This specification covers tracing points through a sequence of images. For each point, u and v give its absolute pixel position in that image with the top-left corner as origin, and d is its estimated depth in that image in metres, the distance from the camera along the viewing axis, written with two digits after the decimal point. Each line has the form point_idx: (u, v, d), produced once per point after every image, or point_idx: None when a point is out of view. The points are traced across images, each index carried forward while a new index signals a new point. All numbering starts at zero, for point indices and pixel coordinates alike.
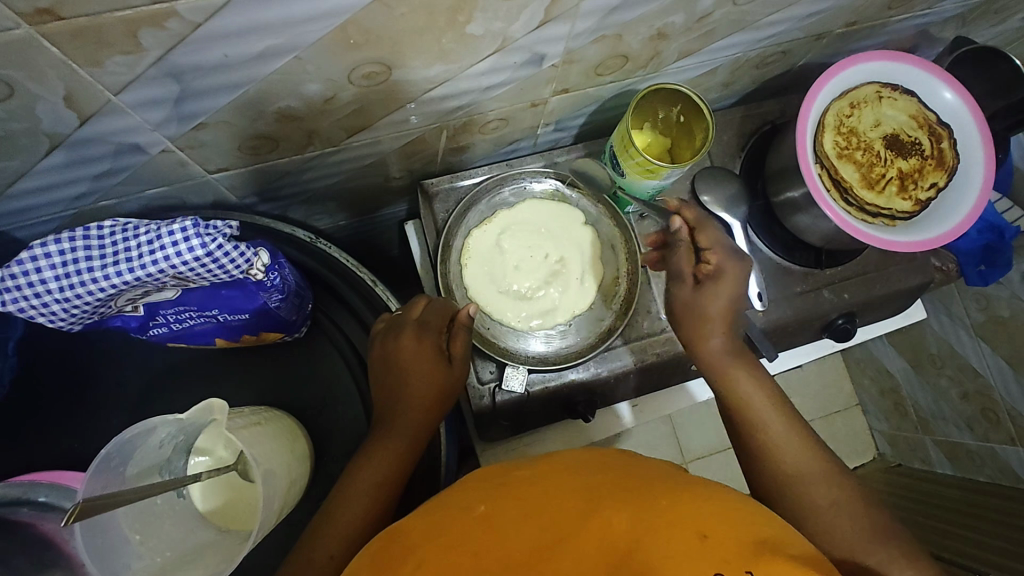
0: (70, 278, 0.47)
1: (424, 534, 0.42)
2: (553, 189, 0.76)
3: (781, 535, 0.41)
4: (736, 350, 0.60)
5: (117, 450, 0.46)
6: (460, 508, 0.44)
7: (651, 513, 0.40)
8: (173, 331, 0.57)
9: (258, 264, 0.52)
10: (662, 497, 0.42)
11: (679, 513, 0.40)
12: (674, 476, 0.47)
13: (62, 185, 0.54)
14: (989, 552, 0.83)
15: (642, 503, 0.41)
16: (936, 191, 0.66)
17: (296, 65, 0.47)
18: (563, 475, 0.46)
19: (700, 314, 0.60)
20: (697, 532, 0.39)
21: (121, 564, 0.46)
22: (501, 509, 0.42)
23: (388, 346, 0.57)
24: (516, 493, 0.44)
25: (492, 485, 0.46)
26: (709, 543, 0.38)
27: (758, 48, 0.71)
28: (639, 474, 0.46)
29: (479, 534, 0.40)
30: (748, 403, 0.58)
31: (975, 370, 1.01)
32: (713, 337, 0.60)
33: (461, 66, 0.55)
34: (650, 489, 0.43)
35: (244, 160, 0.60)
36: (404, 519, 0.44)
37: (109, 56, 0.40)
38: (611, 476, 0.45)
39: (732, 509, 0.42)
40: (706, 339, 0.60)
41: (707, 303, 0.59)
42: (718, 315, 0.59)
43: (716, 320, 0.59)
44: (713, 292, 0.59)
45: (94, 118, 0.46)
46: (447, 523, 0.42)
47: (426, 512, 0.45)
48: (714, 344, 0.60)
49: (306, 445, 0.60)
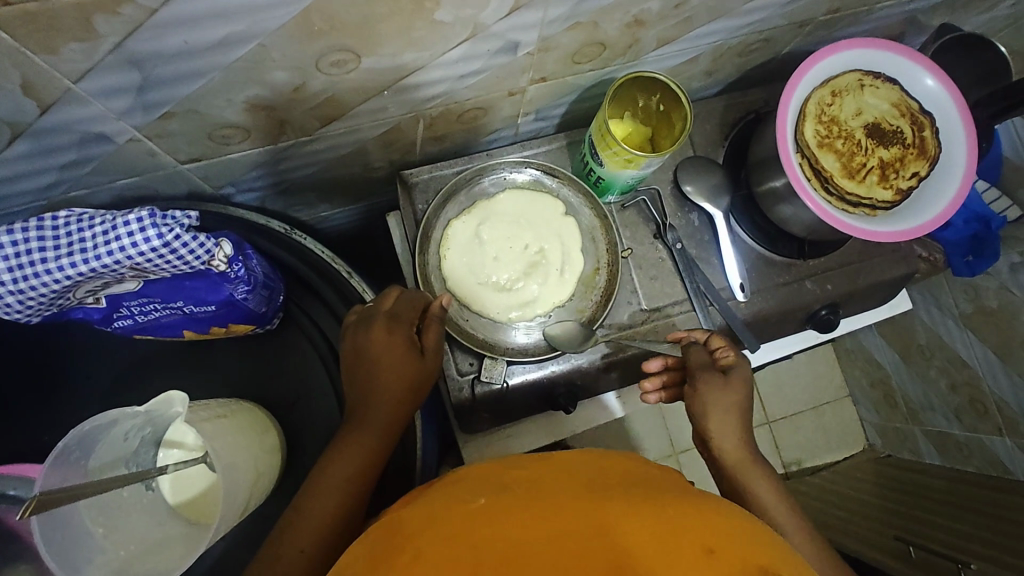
0: (23, 270, 0.46)
1: (420, 524, 0.42)
2: (532, 179, 0.75)
3: (782, 557, 0.39)
4: (749, 445, 0.61)
5: (76, 443, 0.46)
6: (459, 502, 0.44)
7: (655, 520, 0.39)
8: (139, 323, 0.57)
9: (219, 255, 0.52)
10: (668, 506, 0.41)
11: (681, 525, 0.39)
12: (678, 490, 0.46)
13: (28, 175, 0.53)
14: (975, 543, 0.83)
15: (645, 509, 0.41)
16: (917, 180, 0.65)
17: (260, 53, 0.46)
18: (564, 477, 0.46)
19: (727, 406, 0.61)
20: (702, 546, 0.38)
21: (81, 558, 0.46)
22: (499, 505, 0.42)
23: (360, 338, 0.56)
24: (516, 493, 0.44)
25: (494, 486, 0.46)
26: (714, 559, 0.37)
27: (738, 36, 0.70)
28: (643, 484, 0.46)
29: (475, 526, 0.40)
30: (767, 506, 0.57)
31: (963, 361, 1.01)
32: (732, 432, 0.61)
33: (433, 54, 0.54)
34: (654, 500, 0.42)
35: (217, 149, 0.59)
36: (403, 512, 0.45)
37: (64, 43, 0.39)
38: (615, 481, 0.45)
39: (738, 527, 0.40)
40: (728, 433, 0.60)
41: (735, 391, 0.62)
42: (738, 411, 0.61)
43: (738, 411, 0.61)
44: (737, 379, 0.63)
45: (55, 107, 0.46)
46: (445, 516, 0.42)
47: (424, 505, 0.45)
48: (733, 441, 0.60)
49: (277, 438, 0.60)
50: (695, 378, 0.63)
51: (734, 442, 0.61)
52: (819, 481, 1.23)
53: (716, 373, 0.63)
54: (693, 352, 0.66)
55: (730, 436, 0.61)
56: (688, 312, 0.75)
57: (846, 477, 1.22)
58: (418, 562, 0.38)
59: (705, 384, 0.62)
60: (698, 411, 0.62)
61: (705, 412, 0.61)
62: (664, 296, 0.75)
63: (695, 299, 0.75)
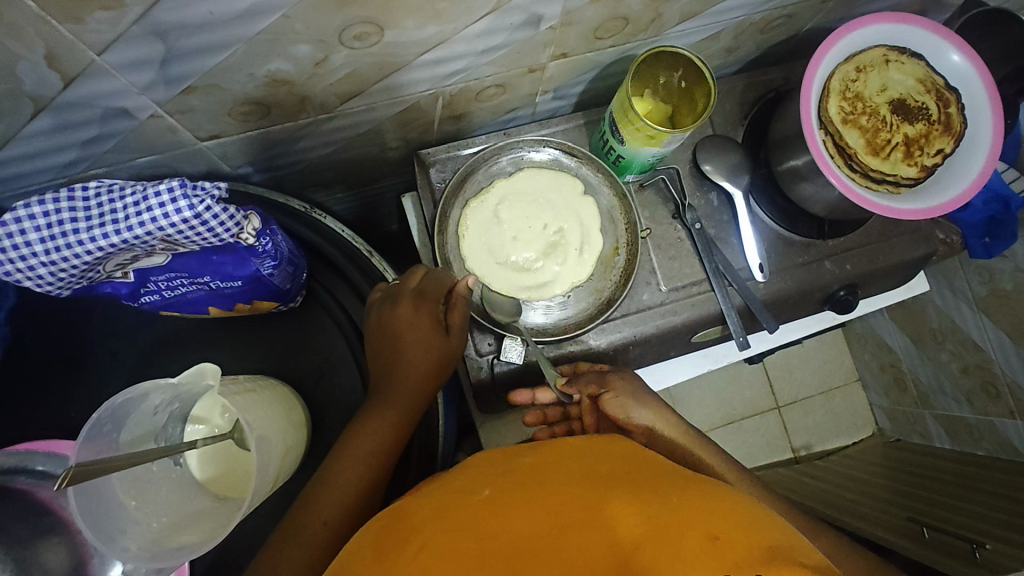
0: (55, 241, 0.46)
1: (427, 513, 0.42)
2: (552, 158, 0.75)
3: (790, 543, 0.39)
4: (679, 419, 0.64)
5: (109, 416, 0.46)
6: (465, 491, 0.44)
7: (661, 508, 0.39)
8: (165, 298, 0.57)
9: (248, 229, 0.52)
10: (672, 495, 0.41)
11: (687, 513, 0.39)
12: (684, 476, 0.45)
13: (50, 151, 0.53)
14: (989, 524, 0.83)
15: (652, 498, 0.41)
16: (941, 157, 0.64)
17: (284, 25, 0.46)
18: (566, 465, 0.46)
19: (639, 391, 0.64)
20: (707, 533, 0.38)
21: (116, 529, 0.46)
22: (505, 495, 0.43)
23: (384, 315, 0.57)
24: (522, 481, 0.44)
25: (499, 472, 0.46)
26: (719, 545, 0.37)
27: (762, 11, 0.69)
28: (649, 469, 0.46)
29: (483, 517, 0.41)
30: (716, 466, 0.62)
31: (976, 344, 1.00)
32: (659, 414, 0.63)
33: (455, 27, 0.53)
34: (661, 489, 0.42)
35: (237, 126, 0.59)
36: (410, 500, 0.46)
37: (90, 12, 0.39)
38: (621, 468, 0.45)
39: (747, 514, 0.40)
40: (656, 413, 0.63)
41: (631, 377, 0.66)
42: (646, 394, 0.65)
43: (650, 392, 0.65)
44: (623, 372, 0.67)
45: (78, 80, 0.45)
46: (451, 506, 0.42)
47: (430, 494, 0.46)
48: (665, 416, 0.64)
49: (303, 415, 0.60)
50: (606, 382, 0.64)
51: (670, 423, 0.63)
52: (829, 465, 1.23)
53: (606, 373, 0.66)
54: (585, 373, 0.66)
55: (662, 420, 0.63)
56: (706, 292, 0.75)
57: (857, 461, 1.22)
58: (425, 552, 0.38)
59: (617, 379, 0.64)
60: (630, 407, 0.63)
61: (630, 409, 0.63)
62: (682, 276, 0.75)
63: (714, 279, 0.74)
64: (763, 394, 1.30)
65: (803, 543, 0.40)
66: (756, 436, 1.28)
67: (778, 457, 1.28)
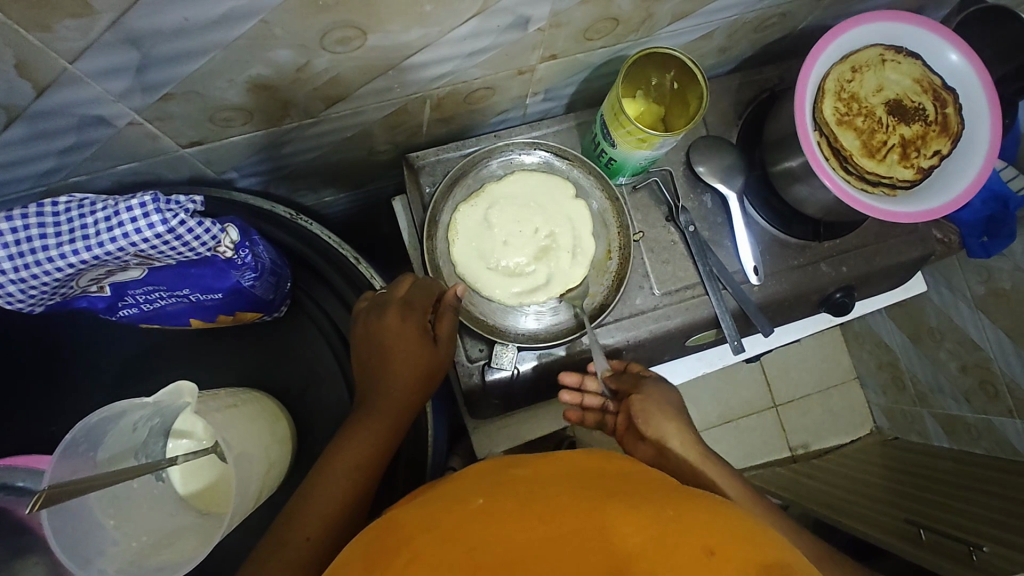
0: (24, 258, 0.45)
1: (419, 523, 0.42)
2: (542, 161, 0.74)
3: (786, 558, 0.38)
4: (703, 445, 0.62)
5: (85, 435, 0.45)
6: (457, 502, 0.43)
7: (657, 522, 0.39)
8: (144, 311, 0.56)
9: (226, 242, 0.51)
10: (668, 508, 0.40)
11: (683, 525, 0.38)
12: (680, 488, 0.45)
13: (26, 161, 0.52)
14: (985, 526, 0.82)
15: (647, 510, 0.40)
16: (938, 159, 0.63)
17: (263, 30, 0.44)
18: (562, 475, 0.45)
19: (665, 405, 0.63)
20: (703, 547, 0.37)
21: (94, 550, 0.46)
22: (497, 505, 0.42)
23: (372, 326, 0.56)
24: (515, 491, 0.43)
25: (492, 482, 0.45)
26: (715, 561, 0.36)
27: (755, 10, 0.68)
28: (645, 481, 0.45)
29: (476, 525, 0.40)
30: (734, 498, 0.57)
31: (974, 343, 0.99)
32: (682, 433, 0.61)
33: (440, 30, 0.52)
34: (657, 499, 0.41)
35: (219, 132, 0.58)
36: (400, 510, 0.45)
37: (58, 20, 0.37)
38: (616, 479, 0.45)
39: (743, 528, 0.39)
40: (678, 432, 0.61)
41: (668, 389, 0.65)
42: (676, 407, 0.64)
43: (681, 413, 0.63)
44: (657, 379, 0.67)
45: (51, 89, 0.44)
46: (442, 517, 0.42)
47: (421, 505, 0.45)
48: (687, 437, 0.61)
49: (287, 427, 0.59)
50: (639, 387, 0.65)
51: (691, 446, 0.60)
52: (827, 464, 1.23)
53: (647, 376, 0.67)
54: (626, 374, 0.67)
55: (684, 440, 0.61)
56: (700, 296, 0.74)
57: (856, 461, 1.21)
58: (413, 565, 0.38)
59: (650, 386, 0.65)
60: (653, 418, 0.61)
61: (652, 418, 0.62)
62: (676, 279, 0.74)
63: (708, 282, 0.73)
64: (761, 394, 1.30)
65: (799, 558, 0.39)
66: (753, 435, 1.28)
67: (774, 457, 1.27)
